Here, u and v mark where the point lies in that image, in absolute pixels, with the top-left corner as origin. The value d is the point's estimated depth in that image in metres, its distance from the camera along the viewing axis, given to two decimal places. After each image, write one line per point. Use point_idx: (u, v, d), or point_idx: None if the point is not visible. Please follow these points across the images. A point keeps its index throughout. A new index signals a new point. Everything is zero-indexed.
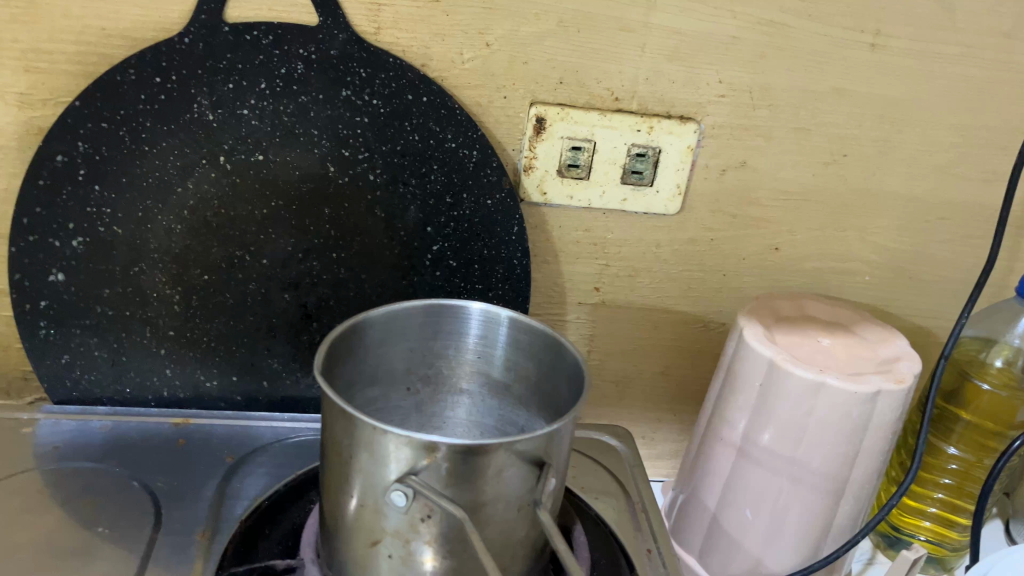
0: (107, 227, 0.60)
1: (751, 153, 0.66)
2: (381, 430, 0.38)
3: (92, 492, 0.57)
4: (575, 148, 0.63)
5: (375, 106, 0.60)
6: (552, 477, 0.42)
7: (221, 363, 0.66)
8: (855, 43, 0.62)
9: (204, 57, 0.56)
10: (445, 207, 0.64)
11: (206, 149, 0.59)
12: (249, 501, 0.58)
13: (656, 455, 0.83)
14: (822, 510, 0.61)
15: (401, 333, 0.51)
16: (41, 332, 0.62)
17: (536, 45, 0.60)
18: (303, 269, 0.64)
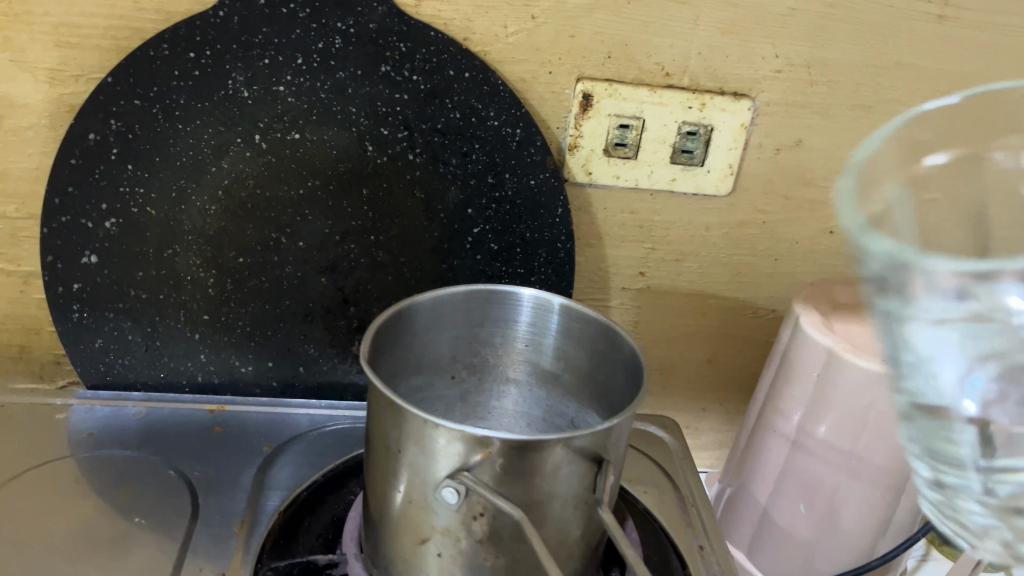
0: (141, 207, 0.58)
1: (808, 131, 0.63)
2: (432, 423, 0.36)
3: (127, 480, 0.56)
4: (623, 126, 0.60)
5: (415, 82, 0.57)
6: (611, 474, 0.40)
7: (256, 348, 0.64)
8: (922, 14, 0.59)
9: (238, 32, 0.54)
10: (486, 188, 0.61)
11: (241, 127, 0.57)
12: (287, 491, 0.56)
13: (700, 445, 0.80)
14: (881, 506, 0.58)
15: (447, 320, 0.49)
16: (74, 316, 0.61)
17: (584, 18, 0.57)
18: (340, 252, 0.62)
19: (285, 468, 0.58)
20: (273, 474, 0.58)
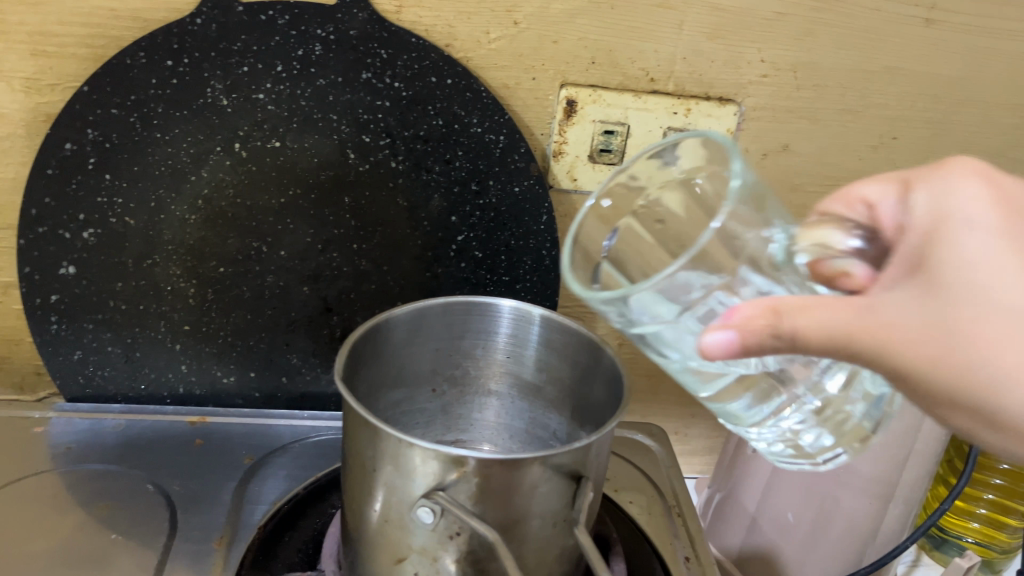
0: (119, 217, 0.57)
1: (794, 136, 0.62)
2: (407, 442, 0.36)
3: (106, 496, 0.55)
4: (607, 132, 0.60)
5: (396, 89, 0.56)
6: (591, 491, 0.39)
7: (238, 358, 0.63)
8: (909, 18, 0.58)
9: (217, 39, 0.53)
10: (470, 195, 0.61)
11: (220, 136, 0.56)
12: (268, 505, 0.56)
13: (690, 452, 0.78)
14: (870, 515, 0.58)
15: (428, 333, 0.48)
16: (53, 328, 0.60)
17: (567, 23, 0.56)
18: (323, 260, 0.61)
19: (267, 481, 0.58)
20: (255, 488, 0.57)
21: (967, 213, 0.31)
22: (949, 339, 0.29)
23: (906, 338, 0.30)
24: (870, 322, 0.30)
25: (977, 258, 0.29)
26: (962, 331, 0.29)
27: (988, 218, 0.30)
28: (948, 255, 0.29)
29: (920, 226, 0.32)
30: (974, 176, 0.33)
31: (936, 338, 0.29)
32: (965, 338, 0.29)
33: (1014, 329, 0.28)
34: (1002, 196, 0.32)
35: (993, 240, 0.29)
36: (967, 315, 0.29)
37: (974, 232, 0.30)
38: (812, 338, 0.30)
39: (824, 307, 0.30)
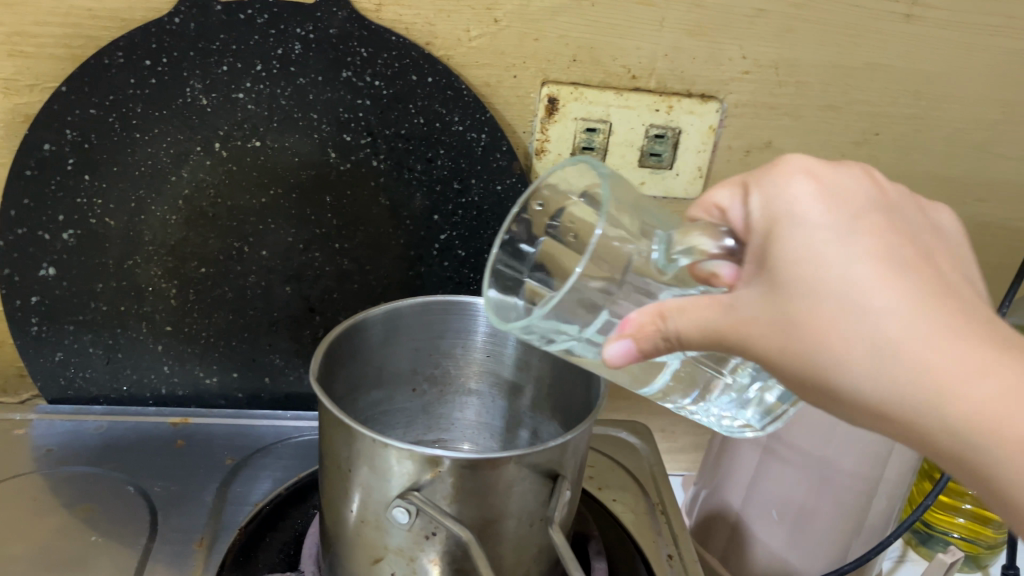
0: (99, 218, 0.57)
1: (777, 133, 0.62)
2: (381, 443, 0.35)
3: (87, 498, 0.56)
4: (589, 130, 0.59)
5: (377, 87, 0.56)
6: (568, 489, 0.40)
7: (221, 358, 0.63)
8: (890, 14, 0.58)
9: (195, 38, 0.53)
10: (452, 194, 0.61)
11: (200, 136, 0.56)
12: (251, 507, 0.56)
13: (676, 448, 0.78)
14: (853, 512, 0.58)
15: (406, 333, 0.50)
16: (33, 330, 0.60)
17: (548, 21, 0.56)
18: (305, 260, 0.61)
19: (253, 482, 0.59)
20: (238, 488, 0.58)
21: (793, 208, 0.30)
22: (792, 335, 0.30)
23: (758, 335, 0.31)
24: (730, 321, 0.31)
25: (806, 252, 0.29)
26: (800, 326, 0.29)
27: (818, 209, 0.30)
28: (782, 253, 0.30)
29: (756, 225, 0.32)
30: (821, 169, 0.32)
31: (780, 334, 0.30)
32: (804, 332, 0.29)
33: (845, 321, 0.28)
34: (848, 189, 0.31)
35: (822, 232, 0.29)
36: (804, 310, 0.29)
37: (804, 225, 0.30)
38: (691, 336, 0.32)
39: (692, 310, 0.32)
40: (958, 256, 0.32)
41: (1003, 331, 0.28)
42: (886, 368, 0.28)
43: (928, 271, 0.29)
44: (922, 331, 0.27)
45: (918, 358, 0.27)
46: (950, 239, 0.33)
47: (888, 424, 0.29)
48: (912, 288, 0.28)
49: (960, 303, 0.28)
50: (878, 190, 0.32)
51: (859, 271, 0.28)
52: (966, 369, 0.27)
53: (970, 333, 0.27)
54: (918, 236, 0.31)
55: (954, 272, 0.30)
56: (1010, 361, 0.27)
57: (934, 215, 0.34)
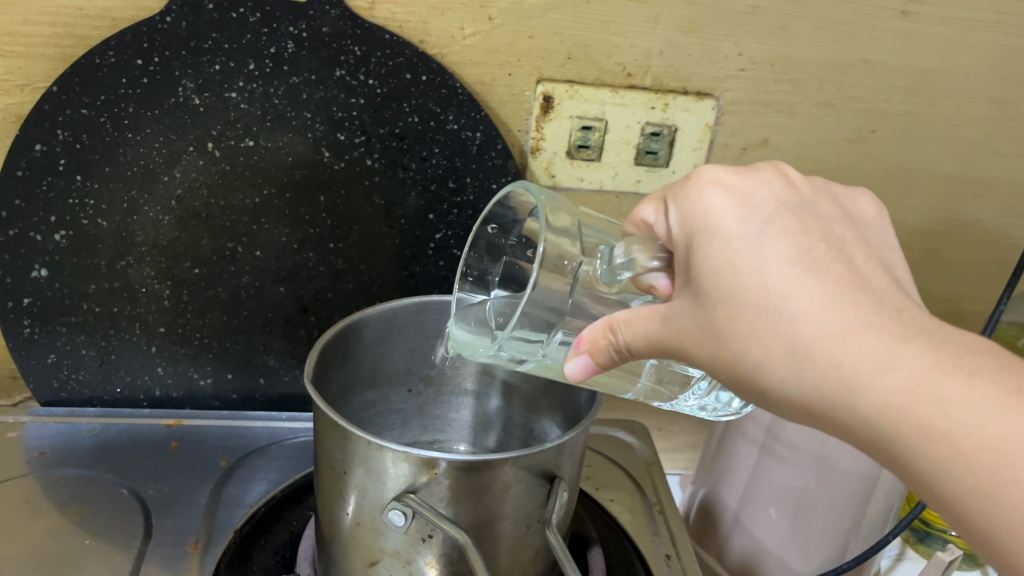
0: (91, 219, 0.57)
1: (773, 130, 0.62)
2: (376, 445, 0.35)
3: (79, 501, 0.55)
4: (585, 128, 0.59)
5: (371, 85, 0.56)
6: (565, 491, 0.39)
7: (215, 360, 0.63)
8: (885, 11, 0.58)
9: (187, 37, 0.53)
10: (447, 193, 0.60)
11: (193, 135, 0.55)
12: (246, 509, 0.56)
13: (672, 447, 0.77)
14: (850, 510, 0.57)
15: (400, 332, 0.51)
16: (25, 332, 0.59)
17: (542, 18, 0.55)
18: (299, 260, 0.61)
19: (247, 485, 0.58)
20: (233, 491, 0.58)
21: (710, 220, 0.34)
22: (721, 340, 0.33)
23: (695, 341, 0.35)
24: (669, 329, 0.35)
25: (725, 265, 0.33)
26: (728, 332, 0.33)
27: (733, 220, 0.33)
28: (703, 266, 0.33)
29: (681, 238, 0.35)
30: (740, 176, 0.36)
31: (713, 340, 0.34)
32: (731, 337, 0.33)
33: (764, 325, 0.32)
34: (764, 194, 0.34)
35: (735, 243, 0.33)
36: (729, 318, 0.33)
37: (720, 237, 0.33)
38: (641, 345, 0.36)
39: (639, 322, 0.36)
40: (872, 244, 0.35)
41: (908, 318, 0.31)
42: (802, 366, 0.31)
43: (836, 268, 0.32)
44: (830, 329, 0.30)
45: (829, 354, 0.31)
46: (866, 227, 0.37)
47: (818, 420, 0.32)
48: (819, 288, 0.31)
49: (866, 296, 0.31)
50: (793, 192, 0.36)
51: (770, 280, 0.32)
52: (873, 361, 0.30)
53: (877, 324, 0.30)
54: (830, 232, 0.34)
55: (865, 263, 0.33)
56: (914, 349, 0.30)
57: (850, 205, 0.38)
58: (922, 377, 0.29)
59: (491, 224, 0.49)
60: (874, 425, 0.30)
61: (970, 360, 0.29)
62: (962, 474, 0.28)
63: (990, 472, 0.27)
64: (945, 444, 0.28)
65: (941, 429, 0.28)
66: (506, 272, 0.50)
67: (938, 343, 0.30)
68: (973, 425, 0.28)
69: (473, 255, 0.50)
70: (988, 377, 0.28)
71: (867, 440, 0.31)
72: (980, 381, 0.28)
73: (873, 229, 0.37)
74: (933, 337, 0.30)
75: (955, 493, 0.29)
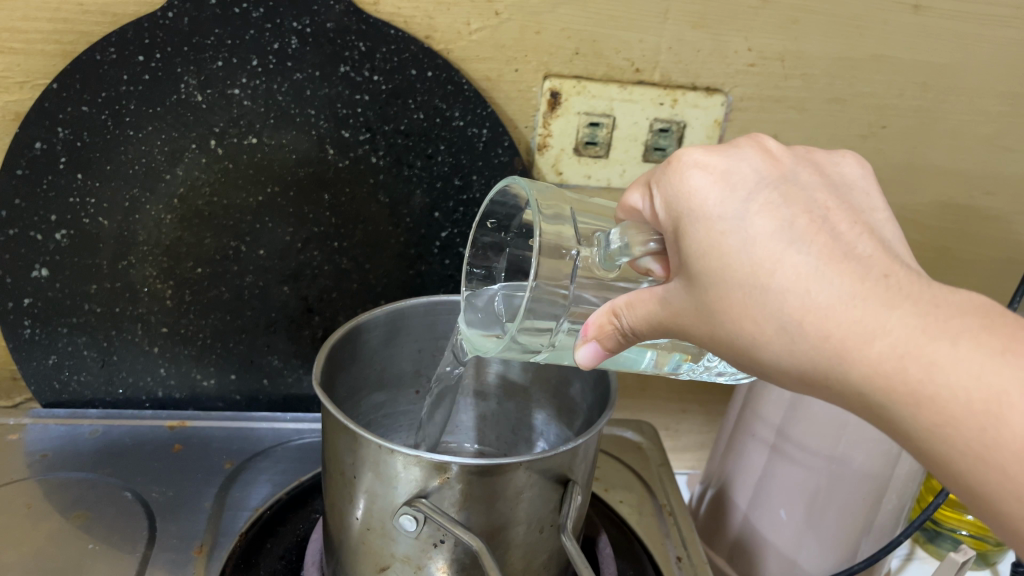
0: (92, 218, 0.56)
1: (783, 126, 0.61)
2: (387, 449, 0.34)
3: (82, 505, 0.55)
4: (593, 125, 0.58)
5: (376, 82, 0.55)
6: (578, 494, 0.39)
7: (218, 361, 0.62)
8: (897, 5, 0.57)
9: (190, 33, 0.52)
10: (453, 190, 0.60)
11: (195, 132, 0.55)
12: (251, 512, 0.55)
13: (680, 447, 0.77)
14: (863, 511, 0.57)
15: (409, 333, 0.51)
16: (26, 333, 0.59)
17: (550, 13, 0.54)
18: (303, 259, 0.60)
19: (251, 488, 0.58)
20: (237, 493, 0.57)
21: (692, 202, 0.33)
22: (716, 321, 0.33)
23: (692, 322, 0.34)
24: (667, 313, 0.35)
25: (711, 245, 0.32)
26: (720, 311, 0.32)
27: (715, 199, 0.32)
28: (689, 247, 0.32)
29: (668, 221, 0.34)
30: (719, 152, 0.34)
31: (707, 319, 0.33)
32: (723, 316, 0.32)
33: (753, 303, 0.31)
34: (744, 168, 0.33)
35: (717, 222, 0.32)
36: (719, 297, 0.32)
37: (702, 218, 0.32)
38: (642, 329, 0.36)
39: (639, 305, 0.35)
40: (859, 205, 0.34)
41: (896, 283, 0.29)
42: (794, 342, 0.31)
43: (820, 237, 0.31)
44: (816, 302, 0.30)
45: (818, 327, 0.30)
46: (852, 189, 0.35)
47: (820, 394, 0.32)
48: (805, 261, 0.30)
49: (852, 263, 0.30)
50: (775, 164, 0.34)
51: (754, 257, 0.31)
52: (861, 331, 0.29)
53: (864, 292, 0.29)
54: (813, 199, 0.32)
55: (850, 228, 0.31)
56: (902, 315, 0.28)
57: (833, 172, 0.36)
58: (910, 344, 0.28)
59: (489, 219, 0.49)
60: (866, 394, 0.29)
61: (957, 321, 0.28)
62: (951, 438, 0.27)
63: (977, 434, 0.27)
64: (936, 407, 0.27)
65: (930, 394, 0.27)
66: (509, 265, 0.49)
67: (926, 307, 0.28)
68: (961, 389, 0.27)
69: (474, 252, 0.49)
70: (977, 338, 0.27)
71: (862, 409, 0.30)
72: (966, 343, 0.27)
73: (859, 192, 0.35)
74: (922, 300, 0.29)
75: (945, 458, 0.28)
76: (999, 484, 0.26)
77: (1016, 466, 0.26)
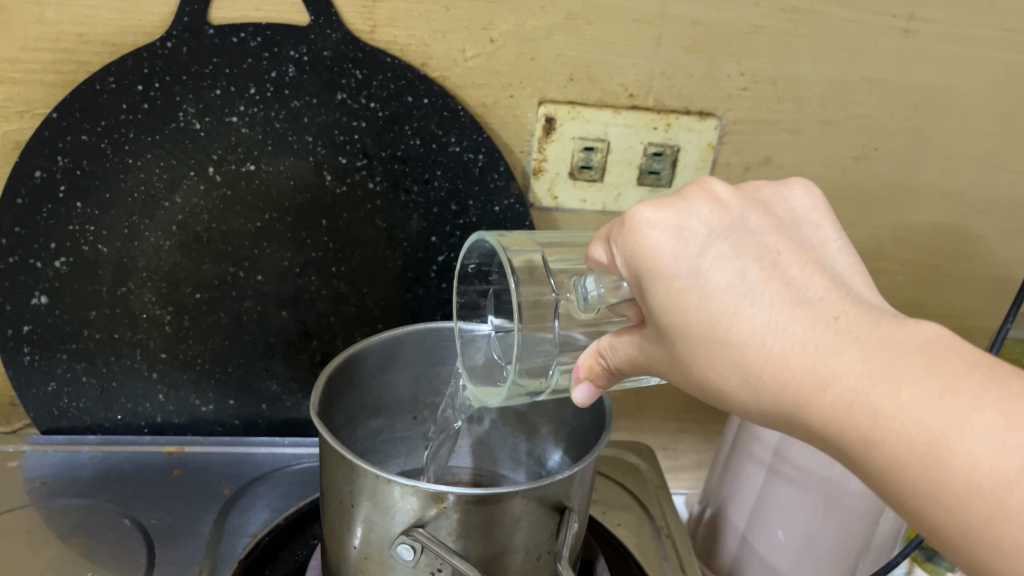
0: (92, 245, 0.56)
1: (776, 148, 0.61)
2: (384, 479, 0.35)
3: (81, 532, 0.55)
4: (588, 149, 0.59)
5: (372, 109, 0.56)
6: (575, 521, 0.39)
7: (216, 386, 0.63)
8: (887, 29, 0.58)
9: (189, 62, 0.52)
10: (450, 215, 0.60)
11: (193, 161, 0.55)
12: (249, 538, 0.55)
13: (678, 467, 0.77)
14: (860, 531, 0.57)
15: (406, 359, 0.52)
16: (26, 359, 0.59)
17: (544, 40, 0.55)
18: (301, 283, 0.60)
19: (250, 513, 0.58)
20: (236, 520, 0.57)
21: (649, 260, 0.33)
22: (686, 369, 0.34)
23: (667, 367, 0.35)
24: (645, 357, 0.36)
25: (671, 302, 0.32)
26: (689, 362, 0.33)
27: (670, 255, 0.32)
28: (653, 302, 0.33)
29: (629, 274, 0.35)
30: (668, 204, 0.34)
31: (679, 367, 0.34)
32: (692, 366, 0.33)
33: (715, 356, 0.32)
34: (696, 216, 0.33)
35: (675, 278, 0.32)
36: (686, 349, 0.33)
37: (660, 275, 0.32)
38: (626, 367, 0.37)
39: (621, 349, 0.37)
40: (810, 242, 0.34)
41: (846, 326, 0.30)
42: (757, 390, 0.31)
43: (773, 285, 0.31)
44: (773, 352, 0.30)
45: (777, 376, 0.30)
46: (802, 225, 0.35)
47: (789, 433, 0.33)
48: (758, 314, 0.31)
49: (803, 309, 0.30)
50: (724, 207, 0.34)
51: (713, 312, 0.31)
52: (816, 379, 0.29)
53: (815, 340, 0.30)
54: (763, 243, 0.33)
55: (800, 271, 0.32)
56: (850, 361, 0.29)
57: (781, 209, 0.36)
58: (859, 391, 0.28)
59: (470, 264, 0.49)
60: (826, 437, 0.30)
61: (901, 363, 0.28)
62: (903, 479, 0.28)
63: (923, 474, 0.27)
64: (886, 453, 0.28)
65: (879, 440, 0.28)
66: (496, 303, 0.49)
67: (873, 350, 0.29)
68: (905, 433, 0.27)
69: (464, 302, 0.50)
70: (918, 382, 0.27)
71: (825, 447, 0.31)
72: (908, 387, 0.27)
73: (808, 227, 0.35)
74: (870, 342, 0.29)
75: (901, 497, 0.28)
76: (946, 520, 0.27)
77: (960, 505, 0.26)
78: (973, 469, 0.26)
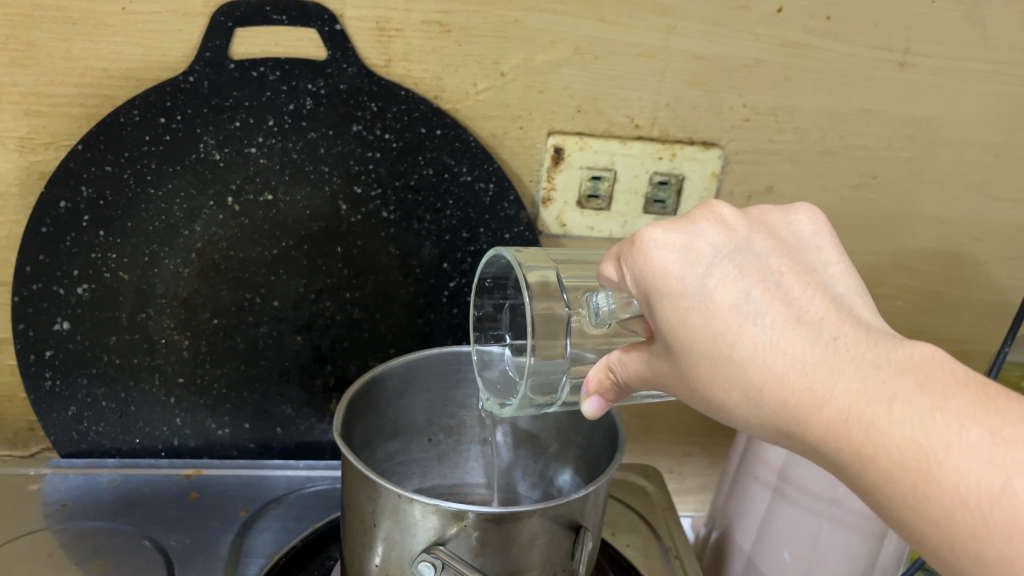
0: (113, 272, 0.58)
1: (777, 178, 0.63)
2: (406, 498, 0.36)
3: (101, 553, 0.56)
4: (595, 178, 0.61)
5: (386, 140, 0.57)
6: (589, 540, 0.40)
7: (232, 410, 0.64)
8: (883, 62, 0.60)
9: (209, 96, 0.54)
10: (461, 242, 0.62)
11: (213, 191, 0.57)
12: (265, 559, 0.56)
13: (683, 489, 0.78)
14: (864, 553, 0.57)
15: (422, 384, 0.53)
16: (47, 384, 0.60)
17: (553, 73, 0.57)
18: (315, 310, 0.62)
19: (264, 536, 0.59)
20: (251, 542, 0.58)
21: (657, 279, 0.35)
22: (691, 384, 0.36)
23: (673, 384, 0.37)
24: (652, 373, 0.38)
25: (678, 320, 0.34)
26: (694, 377, 0.35)
27: (676, 274, 0.34)
28: (660, 320, 0.35)
29: (638, 292, 0.36)
30: (677, 225, 0.36)
31: (684, 382, 0.36)
32: (697, 381, 0.35)
33: (719, 372, 0.34)
34: (703, 239, 0.35)
35: (681, 297, 0.34)
36: (691, 365, 0.35)
37: (668, 294, 0.34)
38: (635, 381, 0.39)
39: (630, 363, 0.39)
40: (812, 264, 0.36)
41: (844, 346, 0.31)
42: (758, 406, 0.33)
43: (774, 305, 0.33)
44: (773, 369, 0.32)
45: (777, 392, 0.32)
46: (805, 248, 0.37)
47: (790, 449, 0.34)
48: (759, 333, 0.32)
49: (803, 329, 0.32)
50: (730, 231, 0.36)
51: (716, 329, 0.33)
52: (813, 396, 0.31)
53: (814, 359, 0.31)
54: (767, 265, 0.34)
55: (801, 293, 0.33)
56: (847, 379, 0.30)
57: (786, 233, 0.37)
58: (853, 407, 0.30)
59: (487, 278, 0.50)
60: (823, 453, 0.31)
61: (895, 382, 0.29)
62: (895, 494, 0.29)
63: (912, 489, 0.28)
64: (878, 469, 0.29)
65: (870, 455, 0.29)
66: (512, 317, 0.51)
67: (869, 368, 0.30)
68: (895, 449, 0.28)
69: (479, 314, 0.51)
70: (910, 400, 0.29)
71: (823, 462, 0.32)
72: (900, 405, 0.29)
73: (811, 250, 0.37)
74: (866, 361, 0.31)
75: (894, 512, 0.30)
76: (933, 534, 0.28)
77: (947, 520, 0.27)
78: (960, 484, 0.27)
